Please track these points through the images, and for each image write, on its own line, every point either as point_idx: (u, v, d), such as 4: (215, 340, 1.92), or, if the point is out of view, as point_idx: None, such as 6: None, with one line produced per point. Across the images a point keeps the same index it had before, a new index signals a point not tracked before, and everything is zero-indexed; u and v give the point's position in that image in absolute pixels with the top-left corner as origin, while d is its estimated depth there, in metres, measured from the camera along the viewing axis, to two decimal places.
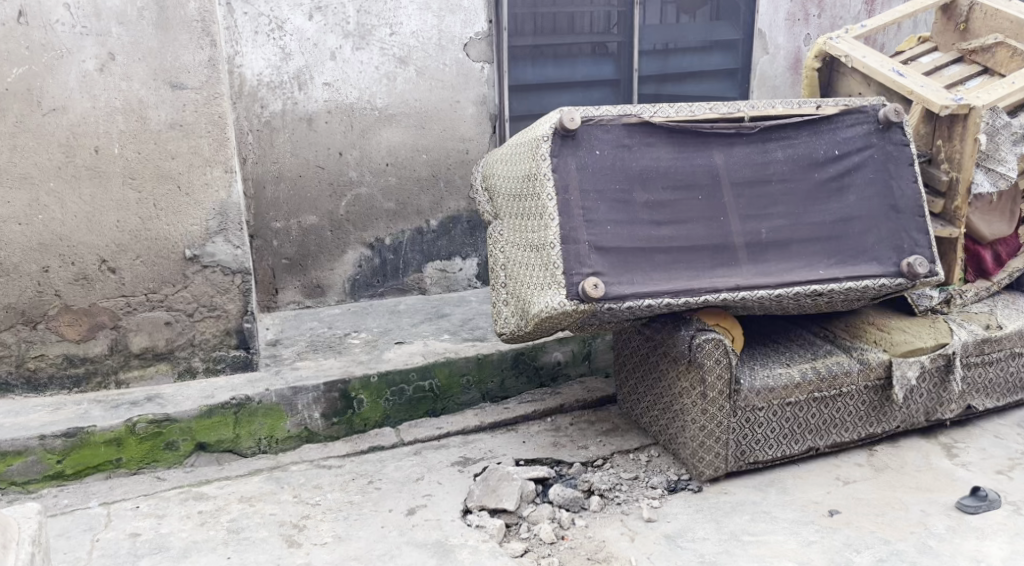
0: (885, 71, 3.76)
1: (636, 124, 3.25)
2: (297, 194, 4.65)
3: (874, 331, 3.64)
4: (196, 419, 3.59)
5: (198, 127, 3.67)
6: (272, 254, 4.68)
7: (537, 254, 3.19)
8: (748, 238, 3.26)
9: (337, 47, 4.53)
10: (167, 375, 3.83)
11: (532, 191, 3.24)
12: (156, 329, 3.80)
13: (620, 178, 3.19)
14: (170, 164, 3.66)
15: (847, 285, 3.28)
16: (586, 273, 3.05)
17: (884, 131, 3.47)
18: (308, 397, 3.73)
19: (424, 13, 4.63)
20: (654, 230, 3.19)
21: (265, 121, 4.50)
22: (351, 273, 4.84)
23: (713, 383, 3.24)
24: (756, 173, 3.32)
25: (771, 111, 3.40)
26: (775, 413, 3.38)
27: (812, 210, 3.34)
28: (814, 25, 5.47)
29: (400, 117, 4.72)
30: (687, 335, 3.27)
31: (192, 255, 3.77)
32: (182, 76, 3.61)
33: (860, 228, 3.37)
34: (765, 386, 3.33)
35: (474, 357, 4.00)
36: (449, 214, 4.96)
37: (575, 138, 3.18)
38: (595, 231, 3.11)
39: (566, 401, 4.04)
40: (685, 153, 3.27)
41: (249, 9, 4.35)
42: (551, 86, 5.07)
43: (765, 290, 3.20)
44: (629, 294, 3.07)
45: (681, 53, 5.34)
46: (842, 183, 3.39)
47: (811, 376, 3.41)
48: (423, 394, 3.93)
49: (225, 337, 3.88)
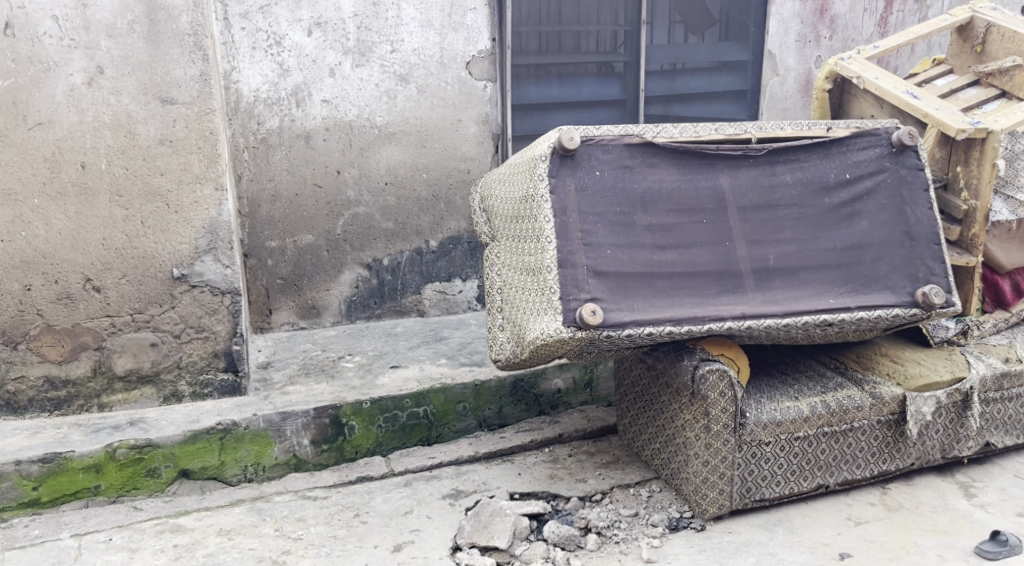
0: (899, 93, 3.61)
1: (638, 145, 3.12)
2: (293, 212, 4.54)
3: (888, 363, 3.49)
4: (180, 445, 3.46)
5: (188, 142, 3.56)
6: (266, 274, 4.57)
7: (533, 278, 3.06)
8: (755, 265, 3.12)
9: (336, 63, 4.43)
10: (151, 399, 3.69)
11: (529, 212, 3.12)
12: (141, 350, 3.67)
13: (621, 200, 3.06)
14: (158, 181, 3.56)
15: (859, 315, 3.13)
16: (584, 299, 2.91)
17: (898, 154, 3.33)
18: (297, 423, 3.60)
19: (426, 30, 4.54)
20: (656, 255, 3.05)
21: (261, 137, 4.40)
22: (346, 295, 4.72)
23: (717, 417, 3.09)
24: (763, 197, 3.18)
25: (779, 132, 3.25)
26: (782, 448, 3.22)
27: (821, 236, 3.20)
28: (825, 47, 5.35)
29: (400, 135, 4.61)
30: (690, 365, 3.12)
31: (181, 275, 3.66)
32: (173, 91, 3.50)
33: (872, 256, 3.22)
34: (772, 420, 3.18)
35: (471, 384, 3.87)
36: (450, 234, 4.84)
37: (575, 158, 3.05)
38: (594, 255, 2.98)
39: (565, 431, 3.90)
40: (689, 176, 3.14)
41: (247, 24, 4.26)
42: (555, 106, 4.96)
43: (772, 320, 3.06)
44: (628, 321, 2.93)
45: (689, 74, 5.22)
46: (854, 208, 3.25)
47: (820, 410, 3.25)
48: (417, 421, 3.80)
49: (212, 360, 3.75)
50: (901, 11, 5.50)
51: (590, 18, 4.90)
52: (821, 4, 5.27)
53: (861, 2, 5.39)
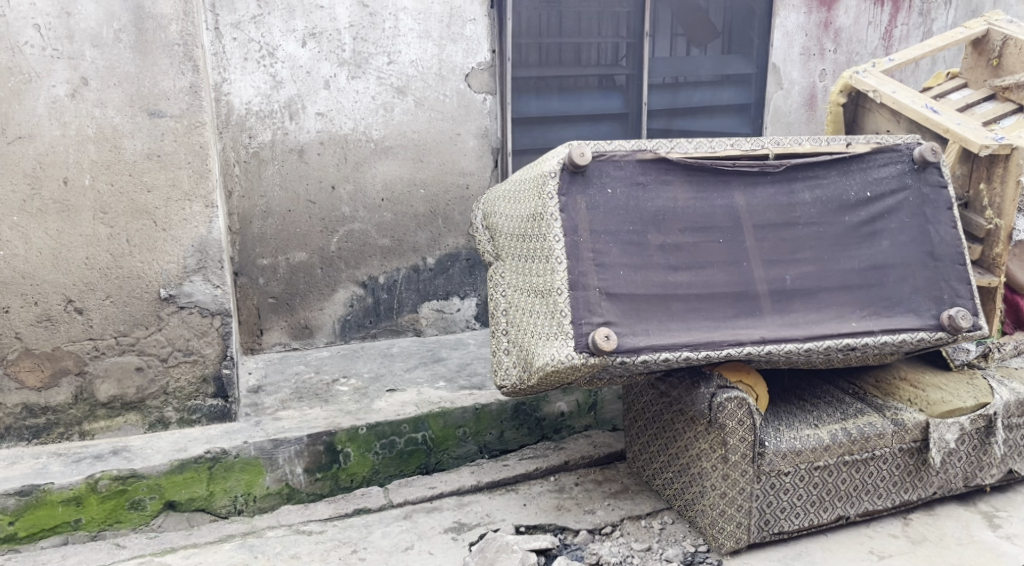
0: (918, 108, 3.49)
1: (651, 160, 2.98)
2: (286, 229, 4.37)
3: (908, 389, 3.34)
4: (166, 475, 3.29)
5: (177, 157, 3.40)
6: (257, 293, 4.40)
7: (542, 300, 2.92)
8: (773, 286, 2.98)
9: (331, 76, 4.28)
10: (136, 426, 3.52)
11: (536, 231, 2.97)
12: (125, 375, 3.50)
13: (634, 219, 2.91)
14: (145, 198, 3.39)
15: (883, 339, 3.00)
16: (596, 323, 2.78)
17: (920, 171, 3.20)
18: (290, 451, 3.44)
19: (424, 41, 4.39)
20: (670, 276, 2.90)
21: (253, 152, 4.24)
22: (341, 314, 4.55)
23: (735, 446, 2.94)
24: (781, 215, 3.04)
25: (798, 148, 3.13)
26: (802, 478, 3.07)
27: (842, 256, 3.06)
28: (829, 61, 5.24)
29: (397, 150, 4.45)
30: (707, 393, 2.97)
31: (168, 296, 3.49)
32: (161, 104, 3.34)
33: (895, 277, 3.08)
34: (791, 449, 3.03)
35: (471, 408, 3.70)
36: (448, 251, 4.68)
37: (585, 175, 2.91)
38: (607, 276, 2.84)
39: (570, 458, 3.74)
40: (704, 193, 3.00)
41: (239, 34, 4.10)
42: (555, 120, 4.82)
43: (792, 344, 2.92)
44: (643, 346, 2.80)
45: (693, 87, 5.09)
46: (875, 227, 3.11)
47: (841, 438, 3.10)
48: (415, 447, 3.63)
49: (201, 385, 3.58)
50: (906, 25, 5.38)
51: (592, 30, 4.76)
52: (825, 17, 5.16)
53: (865, 15, 5.27)
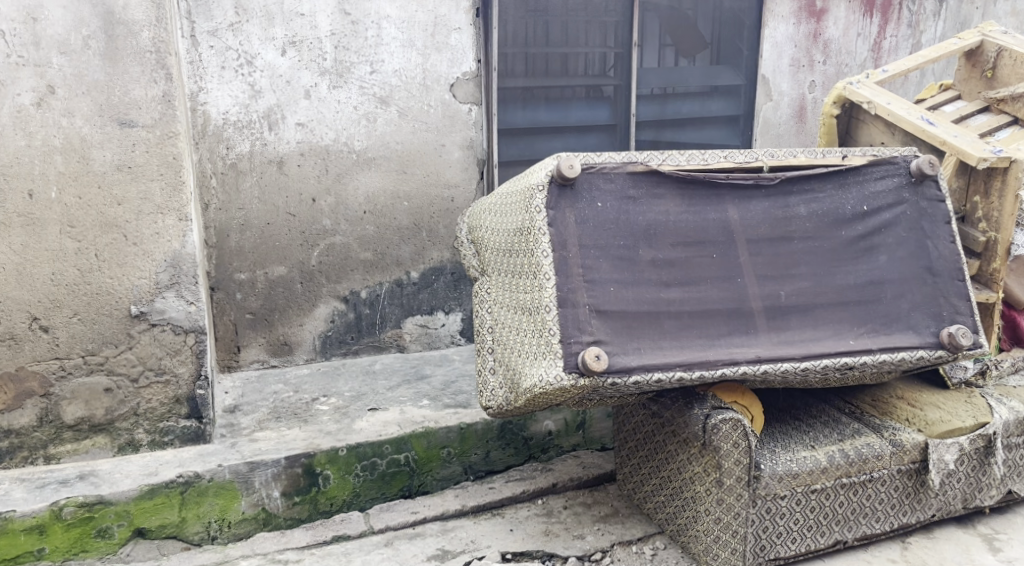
0: (913, 120, 3.40)
1: (642, 173, 2.87)
2: (264, 242, 4.24)
3: (905, 408, 3.23)
4: (135, 501, 3.19)
5: (149, 168, 3.27)
6: (235, 309, 4.26)
7: (530, 317, 2.81)
8: (768, 303, 2.87)
9: (312, 85, 4.16)
10: (104, 449, 3.40)
11: (524, 246, 2.86)
12: (93, 397, 3.37)
13: (624, 233, 2.80)
14: (114, 211, 3.26)
15: (881, 357, 2.90)
16: (586, 342, 2.66)
17: (917, 184, 3.11)
18: (267, 474, 3.34)
19: (408, 51, 4.28)
20: (662, 292, 2.79)
21: (230, 163, 4.11)
22: (321, 330, 4.42)
23: (730, 470, 2.83)
24: (776, 229, 2.94)
25: (792, 160, 3.03)
26: (799, 502, 2.95)
27: (839, 271, 2.96)
28: (819, 72, 5.16)
29: (380, 161, 4.33)
30: (700, 414, 2.87)
31: (140, 312, 3.36)
32: (132, 113, 3.21)
33: (892, 293, 2.98)
34: (788, 472, 2.91)
35: (456, 428, 3.60)
36: (432, 265, 4.56)
37: (574, 188, 2.80)
38: (596, 293, 2.72)
39: (559, 480, 3.62)
40: (696, 207, 2.89)
41: (216, 42, 3.98)
42: (541, 132, 4.72)
43: (789, 364, 2.81)
44: (635, 366, 2.68)
45: (681, 98, 5.00)
46: (872, 242, 3.01)
47: (839, 459, 2.99)
48: (398, 469, 3.53)
49: (174, 406, 3.47)
50: (895, 36, 5.31)
51: (579, 40, 4.66)
52: (815, 28, 5.07)
53: (855, 26, 5.19)
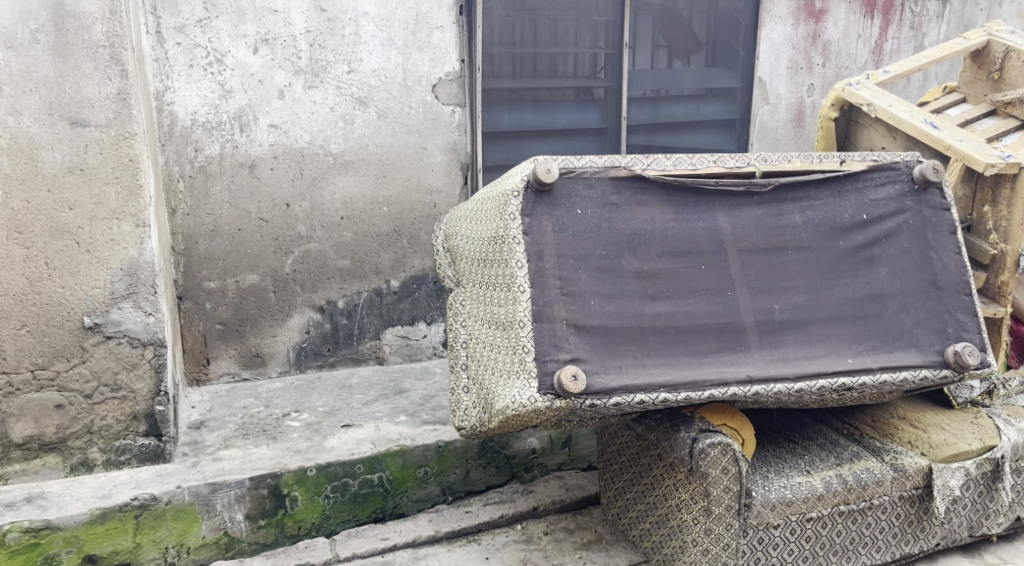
0: (916, 123, 3.20)
1: (625, 178, 2.67)
2: (235, 249, 4.04)
3: (907, 429, 2.99)
4: (85, 527, 2.99)
5: (102, 171, 3.08)
6: (204, 319, 4.06)
7: (504, 333, 2.61)
8: (760, 318, 2.67)
9: (286, 85, 3.96)
10: (55, 469, 3.22)
11: (498, 256, 2.67)
12: (44, 414, 3.19)
13: (606, 242, 2.60)
14: (66, 216, 3.07)
15: (882, 378, 2.69)
16: (563, 360, 2.47)
17: (921, 192, 2.91)
18: (229, 496, 3.14)
19: (387, 49, 4.09)
20: (646, 306, 2.59)
21: (199, 166, 3.92)
22: (296, 341, 4.22)
23: (719, 498, 2.62)
24: (770, 239, 2.74)
25: (787, 165, 2.82)
26: (793, 532, 2.73)
27: (837, 284, 2.76)
28: (818, 75, 4.97)
29: (358, 165, 4.14)
30: (687, 438, 2.65)
31: (93, 324, 3.17)
32: (84, 112, 3.03)
33: (893, 308, 2.78)
34: (781, 499, 2.70)
35: (433, 446, 3.42)
36: (413, 273, 4.36)
37: (552, 194, 2.60)
38: (575, 306, 2.53)
39: (540, 503, 3.43)
40: (684, 215, 2.69)
41: (183, 39, 3.79)
42: (528, 136, 4.52)
43: (782, 384, 2.61)
44: (616, 387, 2.48)
45: (674, 102, 4.80)
46: (872, 252, 2.81)
47: (837, 486, 2.76)
48: (371, 490, 3.34)
49: (131, 423, 3.28)
50: (896, 39, 5.11)
51: (567, 39, 4.46)
52: (813, 30, 4.89)
53: (855, 28, 5.00)
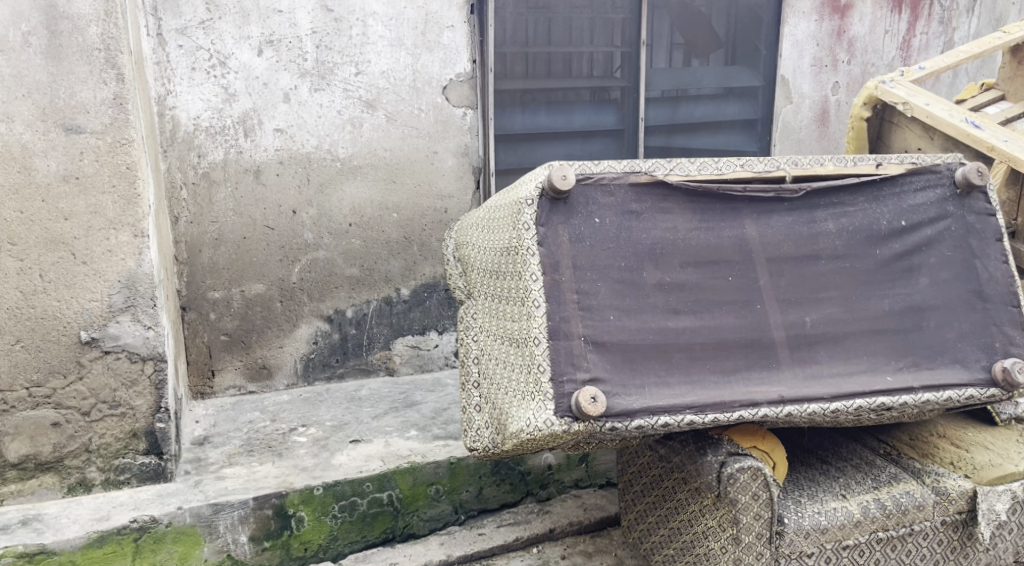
0: (956, 122, 3.02)
1: (647, 185, 2.50)
2: (240, 258, 3.91)
3: (949, 448, 2.81)
4: (82, 551, 2.86)
5: (98, 179, 2.95)
6: (209, 330, 3.92)
7: (518, 350, 2.46)
8: (792, 333, 2.50)
9: (291, 87, 3.82)
10: (53, 490, 3.09)
11: (511, 268, 2.51)
12: (40, 432, 3.06)
13: (627, 253, 2.44)
14: (61, 226, 2.94)
15: (924, 397, 2.52)
16: (581, 380, 2.31)
17: (964, 196, 2.73)
18: (233, 517, 3.00)
19: (396, 50, 3.94)
20: (670, 322, 2.43)
21: (202, 172, 3.79)
22: (303, 353, 4.08)
23: (749, 526, 2.46)
24: (802, 248, 2.57)
25: (820, 169, 2.64)
26: (829, 561, 2.56)
27: (874, 296, 2.58)
28: (843, 73, 4.78)
29: (366, 169, 3.99)
30: (714, 461, 2.48)
31: (90, 339, 3.03)
32: (79, 117, 2.90)
33: (934, 321, 2.61)
34: (815, 526, 2.53)
35: (445, 463, 3.27)
36: (424, 281, 4.21)
37: (569, 203, 2.44)
38: (594, 322, 2.37)
39: (557, 525, 3.28)
40: (710, 223, 2.53)
41: (185, 41, 3.65)
42: (542, 138, 4.36)
43: (817, 405, 2.44)
44: (638, 409, 2.32)
45: (694, 102, 4.62)
46: (912, 262, 2.64)
47: (874, 511, 2.60)
48: (380, 510, 3.19)
49: (131, 441, 3.15)
50: (925, 34, 4.92)
51: (583, 38, 4.30)
52: (838, 25, 4.70)
53: (882, 23, 4.81)
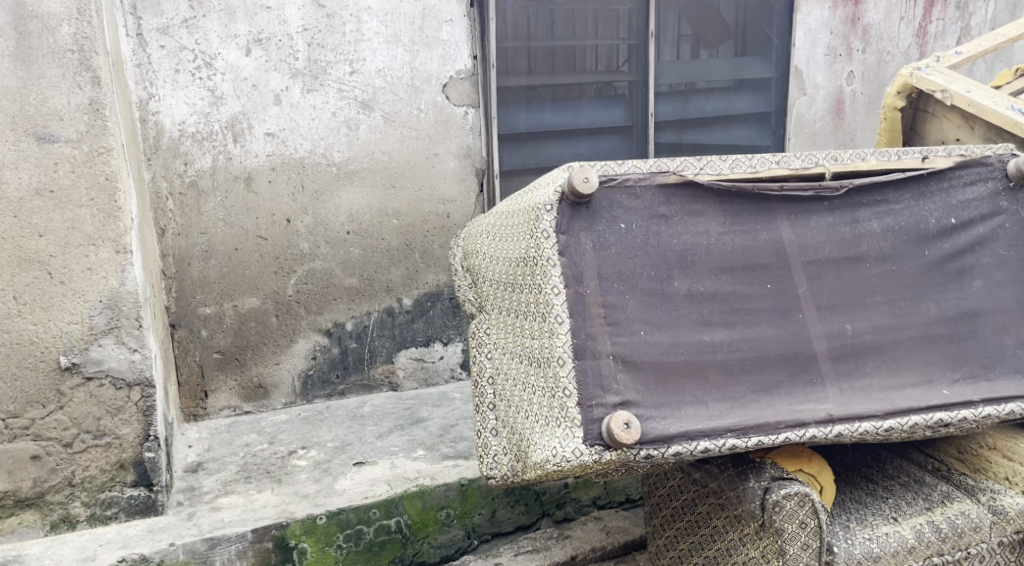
0: (1001, 110, 2.80)
1: (676, 186, 2.28)
2: (233, 270, 3.67)
3: (1001, 462, 2.55)
4: None
5: (75, 192, 2.72)
6: (200, 349, 3.69)
7: (540, 372, 2.25)
8: (838, 345, 2.29)
9: (282, 89, 3.60)
10: (34, 528, 2.86)
11: (528, 281, 2.30)
12: (18, 466, 2.83)
13: (656, 261, 2.22)
14: (35, 244, 2.71)
15: (983, 411, 2.31)
16: (611, 404, 2.10)
17: (1016, 190, 2.52)
18: (230, 551, 2.77)
19: (392, 47, 3.72)
20: (706, 336, 2.21)
21: (189, 181, 3.56)
22: (302, 369, 3.85)
23: (797, 556, 2.24)
24: (846, 251, 2.35)
25: (862, 164, 2.42)
26: None
27: (924, 302, 2.37)
28: (858, 62, 4.56)
29: (364, 174, 3.77)
30: (757, 488, 2.27)
31: (70, 364, 2.80)
32: (53, 125, 2.67)
33: (990, 326, 2.40)
34: (867, 554, 2.32)
35: (455, 485, 3.04)
36: (427, 290, 3.99)
37: (591, 208, 2.22)
38: (623, 339, 2.15)
39: (580, 552, 3.05)
40: (746, 226, 2.31)
41: (167, 41, 3.42)
42: (548, 136, 4.13)
43: (869, 423, 2.22)
44: (675, 434, 2.10)
45: (705, 95, 4.39)
46: (963, 263, 2.43)
47: (929, 535, 2.39)
48: (388, 538, 2.96)
49: (118, 473, 2.92)
50: (942, 20, 4.71)
51: (588, 30, 4.08)
52: (853, 12, 4.49)
53: (898, 9, 4.60)
